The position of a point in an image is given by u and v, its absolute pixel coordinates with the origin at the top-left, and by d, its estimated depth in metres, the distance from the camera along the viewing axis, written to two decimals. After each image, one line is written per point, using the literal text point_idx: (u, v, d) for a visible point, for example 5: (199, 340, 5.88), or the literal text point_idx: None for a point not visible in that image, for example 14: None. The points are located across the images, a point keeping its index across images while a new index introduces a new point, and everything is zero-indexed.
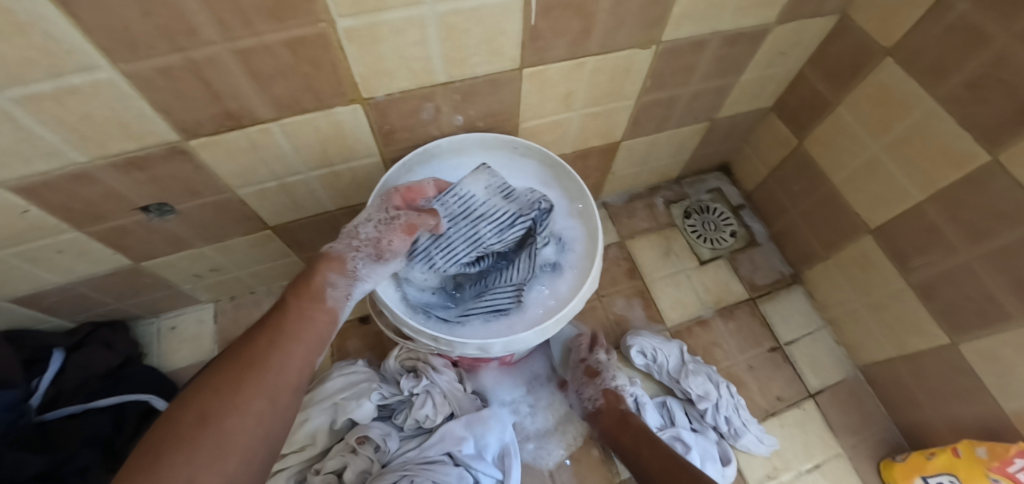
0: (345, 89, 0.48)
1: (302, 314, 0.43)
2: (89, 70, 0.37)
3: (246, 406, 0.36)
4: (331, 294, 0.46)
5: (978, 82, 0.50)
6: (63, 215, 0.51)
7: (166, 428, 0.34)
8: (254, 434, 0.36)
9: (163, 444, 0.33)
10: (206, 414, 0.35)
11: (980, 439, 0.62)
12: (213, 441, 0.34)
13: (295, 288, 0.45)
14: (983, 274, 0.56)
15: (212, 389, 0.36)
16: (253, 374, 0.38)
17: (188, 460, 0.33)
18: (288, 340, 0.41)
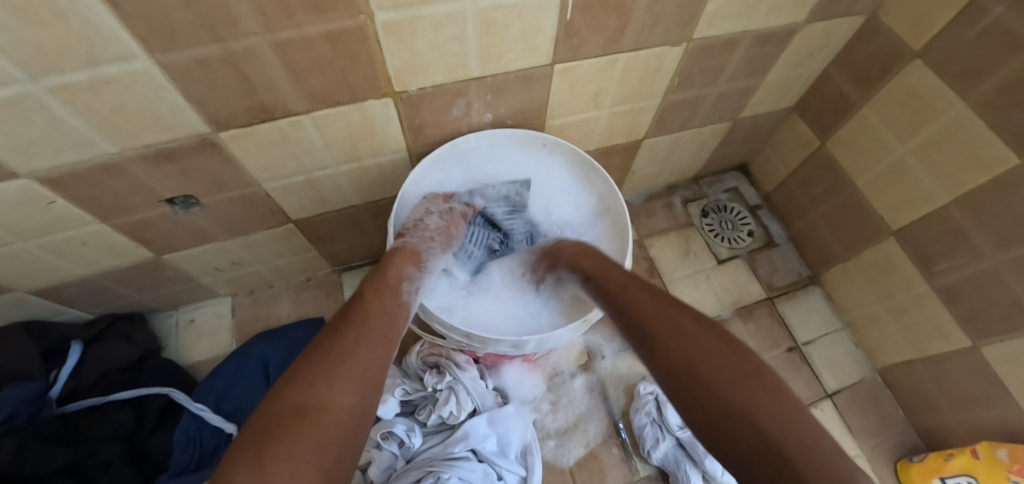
0: (379, 83, 0.47)
1: (383, 308, 0.43)
2: (127, 59, 0.36)
3: (344, 400, 0.33)
4: (410, 288, 0.47)
5: (1013, 86, 0.50)
6: (89, 206, 0.50)
7: (259, 423, 0.30)
8: (351, 431, 0.33)
9: (261, 438, 0.29)
10: (304, 406, 0.31)
11: (1000, 441, 0.62)
12: (314, 435, 0.30)
13: (375, 282, 0.46)
14: (1012, 278, 0.56)
15: (306, 384, 0.33)
16: (345, 368, 0.35)
17: (294, 454, 0.29)
18: (375, 333, 0.40)
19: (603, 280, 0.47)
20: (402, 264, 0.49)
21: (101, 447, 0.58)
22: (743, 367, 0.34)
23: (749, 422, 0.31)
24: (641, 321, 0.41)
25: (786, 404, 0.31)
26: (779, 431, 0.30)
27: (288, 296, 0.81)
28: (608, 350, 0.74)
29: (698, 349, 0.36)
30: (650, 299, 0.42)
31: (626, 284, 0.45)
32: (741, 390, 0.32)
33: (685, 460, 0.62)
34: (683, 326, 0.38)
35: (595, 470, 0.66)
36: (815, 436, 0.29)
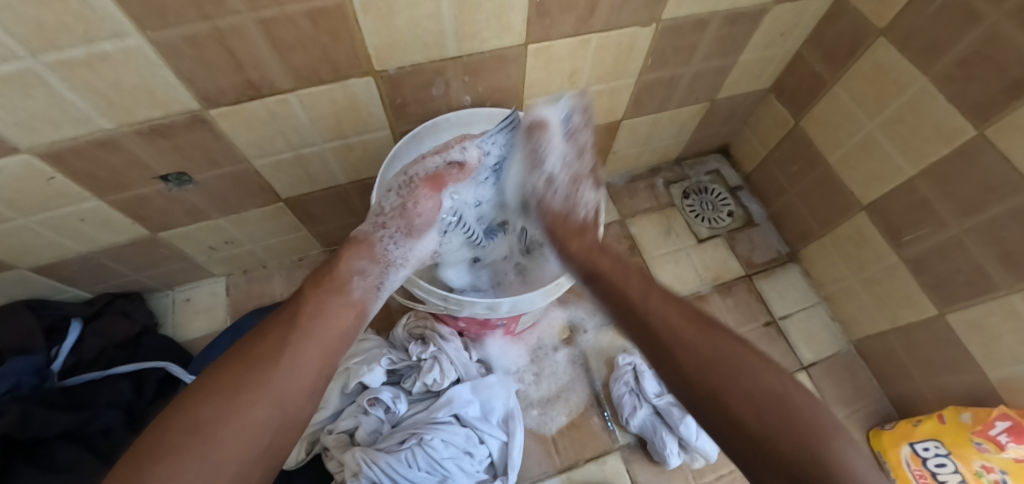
0: (360, 62, 0.49)
1: (320, 309, 0.42)
2: (119, 36, 0.38)
3: (245, 413, 0.34)
4: (358, 285, 0.46)
5: (970, 60, 0.52)
6: (87, 182, 0.53)
7: (158, 431, 0.32)
8: (251, 445, 0.33)
9: (147, 453, 0.30)
10: (200, 421, 0.32)
11: (965, 405, 0.65)
12: (204, 451, 0.31)
13: (314, 280, 0.44)
14: (973, 247, 0.59)
15: (208, 394, 0.34)
16: (254, 377, 0.35)
17: (174, 470, 0.30)
18: (298, 338, 0.39)
19: (617, 286, 0.47)
20: (354, 256, 0.47)
21: (100, 414, 0.61)
22: (776, 386, 0.36)
23: (781, 450, 0.33)
24: (658, 330, 0.41)
25: (812, 424, 0.34)
26: (811, 445, 0.32)
27: (281, 275, 0.84)
28: (590, 324, 0.77)
29: (729, 361, 0.37)
30: (680, 317, 0.42)
31: (648, 293, 0.45)
32: (780, 416, 0.34)
33: (662, 426, 0.65)
34: (715, 341, 0.39)
35: (576, 437, 0.68)
36: (849, 456, 0.32)
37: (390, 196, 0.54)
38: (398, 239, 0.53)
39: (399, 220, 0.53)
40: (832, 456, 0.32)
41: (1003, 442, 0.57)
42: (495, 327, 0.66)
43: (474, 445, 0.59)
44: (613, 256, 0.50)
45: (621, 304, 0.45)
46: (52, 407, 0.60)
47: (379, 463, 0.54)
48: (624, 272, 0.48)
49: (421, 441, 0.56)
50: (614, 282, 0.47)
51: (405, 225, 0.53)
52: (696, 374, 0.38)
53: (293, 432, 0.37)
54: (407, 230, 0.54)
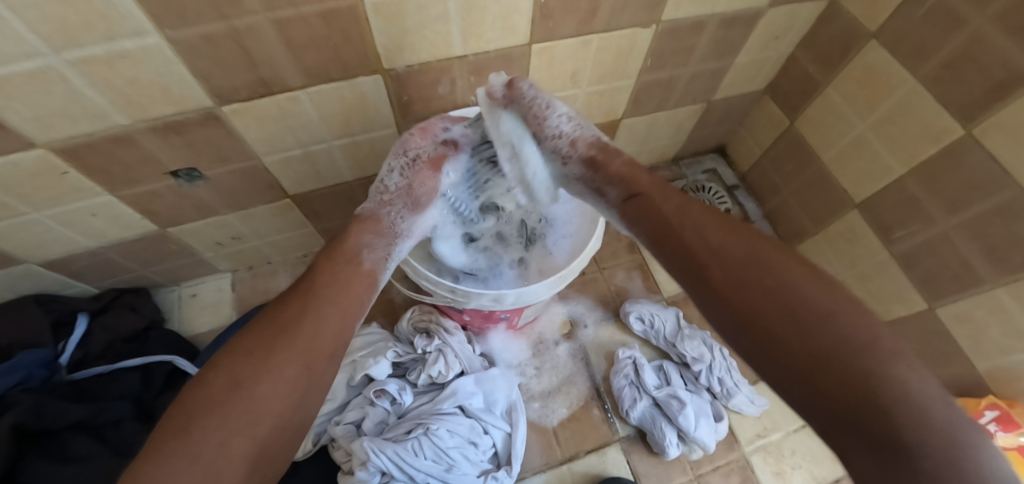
0: (370, 61, 0.51)
1: (338, 277, 0.43)
2: (140, 35, 0.40)
3: (280, 369, 0.35)
4: (368, 257, 0.47)
5: (956, 62, 0.54)
6: (100, 177, 0.54)
7: (199, 389, 0.33)
8: (287, 399, 0.35)
9: (193, 408, 0.32)
10: (239, 378, 0.34)
11: (954, 397, 0.67)
12: (246, 405, 0.33)
13: (329, 253, 0.46)
14: (960, 242, 0.61)
15: (243, 353, 0.35)
16: (286, 338, 0.36)
17: (220, 425, 0.31)
18: (324, 301, 0.40)
19: (655, 205, 0.45)
20: (360, 230, 0.49)
21: (111, 406, 0.61)
22: (824, 302, 0.33)
23: (823, 374, 0.30)
24: (697, 251, 0.40)
25: (867, 345, 0.30)
26: (861, 357, 0.29)
27: (286, 271, 0.86)
28: (590, 319, 0.79)
29: (767, 280, 0.35)
30: (720, 233, 0.40)
31: (684, 209, 0.43)
32: (825, 333, 0.31)
33: (661, 418, 0.67)
34: (759, 258, 0.37)
35: (576, 429, 0.70)
36: (917, 378, 0.28)
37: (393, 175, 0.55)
38: (405, 214, 0.54)
39: (405, 197, 0.55)
40: (887, 382, 0.28)
41: (992, 431, 0.59)
42: (498, 321, 0.67)
43: (478, 435, 0.61)
44: (649, 173, 0.49)
45: (658, 223, 0.44)
46: (61, 398, 0.60)
47: (387, 452, 0.55)
48: (665, 191, 0.46)
49: (427, 431, 0.58)
50: (652, 198, 0.46)
51: (409, 196, 0.55)
52: (732, 294, 0.36)
53: (320, 393, 0.38)
54: (412, 205, 0.55)
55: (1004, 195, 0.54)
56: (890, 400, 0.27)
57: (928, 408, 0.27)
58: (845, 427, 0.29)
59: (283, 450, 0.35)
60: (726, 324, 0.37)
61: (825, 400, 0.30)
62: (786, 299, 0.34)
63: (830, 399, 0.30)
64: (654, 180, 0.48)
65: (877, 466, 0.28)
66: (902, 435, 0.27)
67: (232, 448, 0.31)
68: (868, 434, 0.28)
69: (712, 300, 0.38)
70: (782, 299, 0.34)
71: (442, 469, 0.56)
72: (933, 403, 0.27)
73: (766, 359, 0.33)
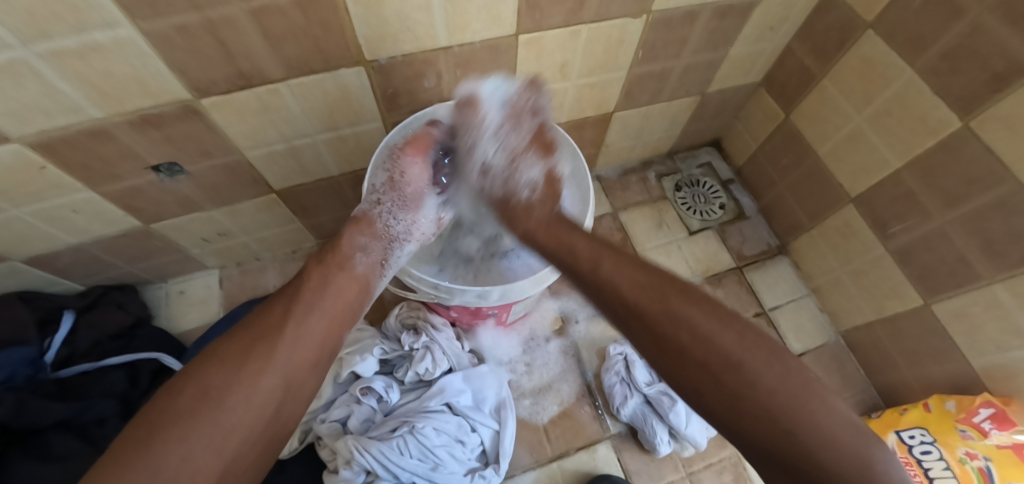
0: (351, 53, 0.50)
1: (324, 283, 0.42)
2: (110, 26, 0.38)
3: (254, 382, 0.34)
4: (360, 260, 0.46)
5: (954, 53, 0.53)
6: (79, 173, 0.53)
7: (166, 399, 0.32)
8: (259, 413, 0.34)
9: (159, 418, 0.31)
10: (209, 387, 0.33)
11: (950, 393, 0.66)
12: (215, 418, 0.32)
13: (319, 255, 0.45)
14: (957, 237, 0.60)
15: (218, 361, 0.34)
16: (262, 347, 0.36)
17: (184, 439, 0.30)
18: (306, 310, 0.39)
19: (572, 254, 0.47)
20: (353, 234, 0.47)
21: (97, 404, 0.61)
22: (732, 350, 0.36)
23: (740, 412, 0.34)
24: (619, 308, 0.42)
25: (767, 388, 0.34)
26: (768, 411, 0.33)
27: (274, 267, 0.85)
28: (582, 315, 0.78)
29: (681, 333, 0.38)
30: (631, 285, 0.42)
31: (598, 260, 0.45)
32: (735, 378, 0.35)
33: (652, 415, 0.66)
34: (667, 308, 0.39)
35: (567, 426, 0.69)
36: (818, 413, 0.33)
37: (380, 172, 0.54)
38: (394, 210, 0.53)
39: (392, 192, 0.54)
40: (792, 422, 0.32)
41: (987, 429, 0.59)
42: (487, 317, 0.67)
43: (466, 433, 0.60)
44: (583, 232, 0.49)
45: (575, 269, 0.47)
46: (46, 397, 0.60)
47: (371, 450, 0.54)
48: (574, 238, 0.49)
49: (413, 429, 0.57)
50: (562, 252, 0.48)
51: (394, 188, 0.54)
52: (654, 343, 0.39)
53: (296, 404, 0.38)
54: (401, 202, 0.54)
55: (1002, 189, 0.53)
56: (793, 435, 0.32)
57: (835, 442, 0.31)
58: (758, 455, 0.34)
59: (254, 462, 0.34)
60: (655, 363, 0.40)
61: (745, 433, 0.34)
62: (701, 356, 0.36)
63: (749, 432, 0.34)
64: (560, 232, 0.50)
65: (789, 481, 0.33)
66: (807, 462, 0.31)
67: (197, 464, 0.30)
68: (785, 465, 0.32)
69: (640, 345, 0.41)
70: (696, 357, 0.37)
71: (429, 468, 0.56)
72: (830, 431, 0.32)
73: (691, 397, 0.38)
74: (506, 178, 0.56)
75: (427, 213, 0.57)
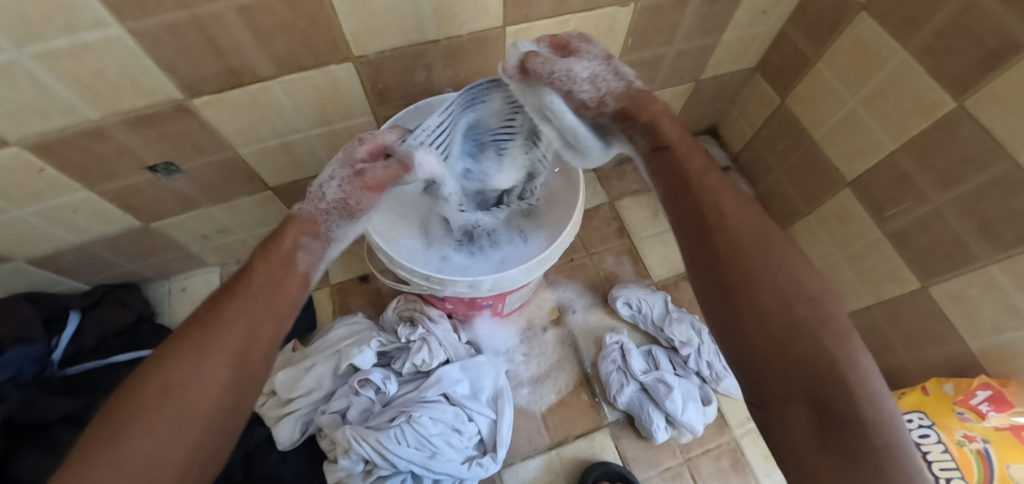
0: (340, 47, 0.50)
1: (272, 280, 0.41)
2: (101, 26, 0.39)
3: (210, 374, 0.35)
4: (303, 259, 0.44)
5: (948, 31, 0.52)
6: (77, 173, 0.54)
7: (126, 399, 0.33)
8: (219, 401, 0.35)
9: (122, 415, 0.32)
10: (168, 384, 0.33)
11: (948, 376, 0.66)
12: (175, 411, 0.33)
13: (263, 251, 0.42)
14: (953, 219, 0.59)
15: (172, 359, 0.35)
16: (215, 342, 0.36)
17: (148, 431, 0.31)
18: (255, 304, 0.39)
19: (682, 163, 0.45)
20: (297, 232, 0.44)
21: (99, 400, 0.63)
22: (812, 287, 0.35)
23: (796, 345, 0.33)
24: (708, 216, 0.41)
25: (839, 332, 0.33)
26: (826, 352, 0.32)
27: None
28: (579, 305, 0.79)
29: (773, 257, 0.37)
30: (735, 203, 0.41)
31: (709, 170, 0.44)
32: (807, 312, 0.34)
33: (648, 402, 0.66)
34: (765, 235, 0.38)
35: (564, 414, 0.70)
36: (872, 371, 0.31)
37: (332, 181, 0.47)
38: (342, 224, 0.47)
39: (339, 207, 0.46)
40: (851, 367, 0.31)
41: (984, 412, 0.58)
42: (482, 308, 0.67)
43: (463, 422, 0.61)
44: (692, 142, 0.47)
45: (677, 178, 0.44)
46: (51, 393, 0.62)
47: (368, 440, 0.55)
48: (692, 148, 0.46)
49: (410, 419, 0.58)
50: (678, 158, 0.45)
51: (346, 210, 0.46)
52: (728, 262, 0.38)
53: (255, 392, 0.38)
54: (350, 217, 0.47)
55: (997, 169, 0.52)
56: (848, 380, 0.30)
57: (879, 397, 0.30)
58: (796, 399, 0.32)
59: (219, 447, 0.35)
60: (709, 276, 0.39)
61: (784, 372, 0.33)
62: (791, 293, 0.35)
63: (791, 372, 0.32)
64: (682, 134, 0.47)
65: (815, 432, 0.30)
66: (857, 411, 0.29)
67: (162, 455, 0.31)
68: (818, 408, 0.31)
69: (709, 261, 0.39)
70: (788, 297, 0.35)
71: (425, 456, 0.56)
72: (887, 405, 0.30)
73: (739, 328, 0.36)
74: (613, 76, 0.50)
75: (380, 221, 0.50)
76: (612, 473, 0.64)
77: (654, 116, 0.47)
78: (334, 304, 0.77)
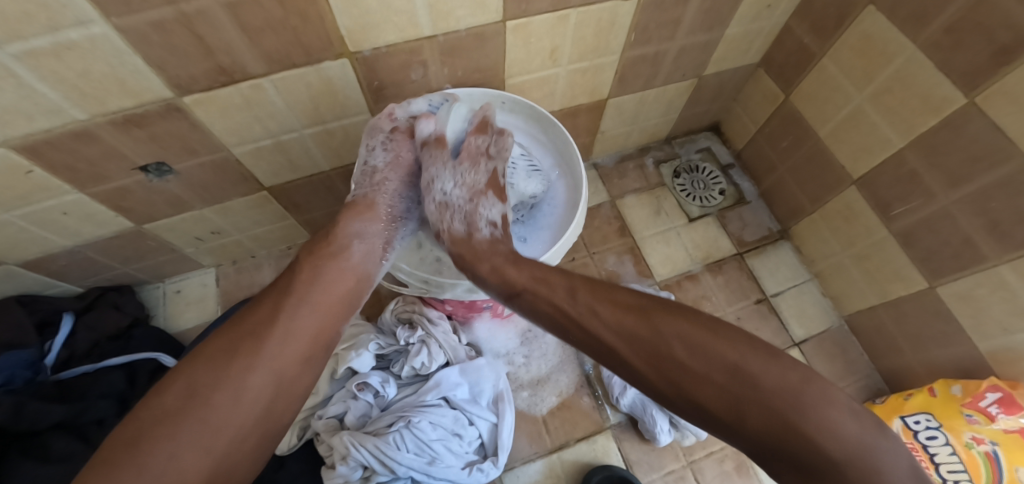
0: (333, 45, 0.49)
1: (314, 275, 0.44)
2: (84, 24, 0.37)
3: (241, 379, 0.36)
4: (359, 247, 0.49)
5: (958, 26, 0.51)
6: (66, 175, 0.53)
7: (154, 401, 0.34)
8: (248, 409, 0.36)
9: (149, 419, 0.33)
10: (196, 387, 0.35)
11: (955, 377, 0.65)
12: (201, 415, 0.34)
13: (313, 248, 0.47)
14: (961, 218, 0.58)
15: (203, 361, 0.36)
16: (248, 344, 0.38)
17: (172, 437, 0.32)
18: (291, 308, 0.41)
19: (540, 300, 0.44)
20: (349, 221, 0.50)
21: (92, 406, 0.62)
22: (730, 355, 0.34)
23: (749, 422, 0.32)
24: (608, 345, 0.39)
25: (778, 387, 0.32)
26: (774, 417, 0.31)
27: (270, 264, 0.85)
28: None
29: (680, 348, 0.36)
30: (615, 314, 0.40)
31: (575, 294, 0.43)
32: (739, 383, 0.33)
33: (651, 405, 0.65)
34: (654, 344, 0.37)
35: (566, 417, 0.69)
36: (823, 406, 0.31)
37: (377, 153, 0.56)
38: (398, 191, 0.56)
39: (393, 170, 0.56)
40: (806, 420, 0.31)
41: (994, 414, 0.57)
42: (482, 310, 0.66)
43: (463, 426, 0.60)
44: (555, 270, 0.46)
45: (553, 316, 0.43)
46: (45, 399, 0.60)
47: (367, 446, 0.54)
48: (552, 283, 0.44)
49: (409, 423, 0.57)
50: (538, 290, 0.44)
51: (395, 163, 0.56)
52: (650, 369, 0.37)
53: (289, 401, 0.39)
54: (404, 182, 0.56)
55: (1008, 167, 0.51)
56: (808, 432, 0.30)
57: (836, 431, 0.30)
58: (777, 461, 0.31)
59: (249, 455, 0.36)
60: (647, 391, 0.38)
61: (755, 442, 0.32)
62: (709, 376, 0.34)
63: (761, 441, 0.32)
64: (531, 273, 0.46)
65: (806, 482, 0.30)
66: (824, 460, 0.29)
67: (184, 462, 0.32)
68: (797, 467, 0.30)
69: (637, 383, 0.38)
70: (709, 381, 0.34)
71: (425, 462, 0.55)
72: (855, 446, 0.30)
73: (701, 420, 0.35)
74: (490, 140, 0.55)
75: (428, 195, 0.59)
76: (615, 477, 0.63)
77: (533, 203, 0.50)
78: None
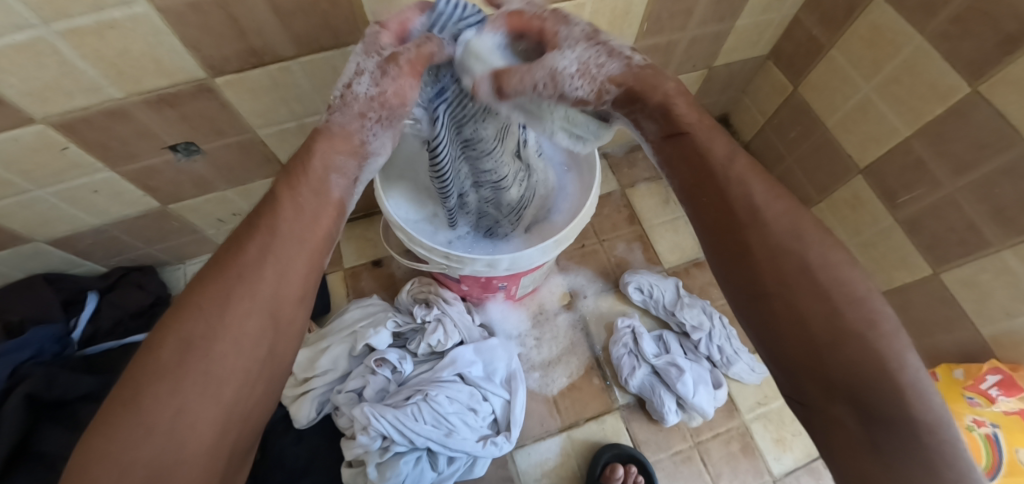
0: (359, 28, 0.50)
1: (299, 210, 0.33)
2: (127, 4, 0.39)
3: (237, 327, 0.29)
4: (337, 184, 0.36)
5: (965, 16, 0.52)
6: (99, 152, 0.55)
7: (148, 356, 0.27)
8: (253, 355, 0.30)
9: (144, 373, 0.27)
10: (192, 337, 0.28)
11: (957, 361, 0.66)
12: (205, 367, 0.28)
13: (286, 175, 0.34)
14: (966, 205, 0.59)
15: (193, 308, 0.29)
16: (236, 290, 0.30)
17: (178, 390, 0.27)
18: (278, 251, 0.32)
19: (698, 148, 0.33)
20: (327, 152, 0.35)
21: None
22: (861, 286, 0.29)
23: (841, 352, 0.27)
24: (732, 213, 0.32)
25: (889, 331, 0.27)
26: (875, 353, 0.27)
27: None
28: (590, 290, 0.79)
29: (811, 259, 0.29)
30: (763, 191, 0.31)
31: (732, 156, 0.33)
32: (856, 315, 0.28)
33: (660, 385, 0.67)
34: (800, 232, 0.30)
35: (575, 397, 0.71)
36: (920, 368, 0.27)
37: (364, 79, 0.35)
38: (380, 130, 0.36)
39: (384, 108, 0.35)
40: (903, 373, 0.26)
41: (993, 396, 0.59)
42: (496, 291, 0.67)
43: (478, 402, 0.62)
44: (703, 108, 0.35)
45: (696, 170, 0.33)
46: (74, 371, 0.63)
47: (386, 416, 0.56)
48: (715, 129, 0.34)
49: (426, 397, 0.59)
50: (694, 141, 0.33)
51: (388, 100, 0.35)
52: (761, 265, 0.30)
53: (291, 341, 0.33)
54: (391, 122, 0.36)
55: (1013, 153, 0.52)
56: (906, 386, 0.26)
57: (930, 398, 0.26)
58: (839, 402, 0.28)
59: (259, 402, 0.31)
60: (737, 280, 0.32)
61: (828, 381, 0.28)
62: (825, 301, 0.28)
63: (834, 382, 0.28)
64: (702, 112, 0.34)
65: (863, 431, 0.27)
66: (905, 415, 0.26)
67: (196, 414, 0.27)
68: (864, 411, 0.27)
69: (734, 266, 0.32)
70: (824, 319, 0.28)
71: (442, 434, 0.57)
72: (939, 409, 0.26)
73: (773, 340, 0.30)
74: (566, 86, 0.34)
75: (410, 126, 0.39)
76: (624, 455, 0.66)
77: (668, 96, 0.33)
78: (347, 287, 0.78)
